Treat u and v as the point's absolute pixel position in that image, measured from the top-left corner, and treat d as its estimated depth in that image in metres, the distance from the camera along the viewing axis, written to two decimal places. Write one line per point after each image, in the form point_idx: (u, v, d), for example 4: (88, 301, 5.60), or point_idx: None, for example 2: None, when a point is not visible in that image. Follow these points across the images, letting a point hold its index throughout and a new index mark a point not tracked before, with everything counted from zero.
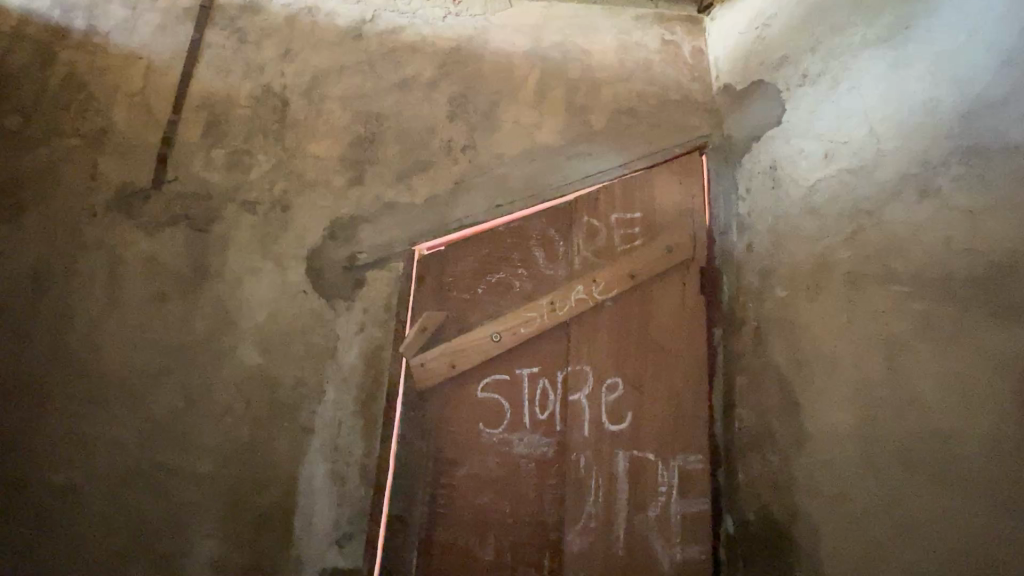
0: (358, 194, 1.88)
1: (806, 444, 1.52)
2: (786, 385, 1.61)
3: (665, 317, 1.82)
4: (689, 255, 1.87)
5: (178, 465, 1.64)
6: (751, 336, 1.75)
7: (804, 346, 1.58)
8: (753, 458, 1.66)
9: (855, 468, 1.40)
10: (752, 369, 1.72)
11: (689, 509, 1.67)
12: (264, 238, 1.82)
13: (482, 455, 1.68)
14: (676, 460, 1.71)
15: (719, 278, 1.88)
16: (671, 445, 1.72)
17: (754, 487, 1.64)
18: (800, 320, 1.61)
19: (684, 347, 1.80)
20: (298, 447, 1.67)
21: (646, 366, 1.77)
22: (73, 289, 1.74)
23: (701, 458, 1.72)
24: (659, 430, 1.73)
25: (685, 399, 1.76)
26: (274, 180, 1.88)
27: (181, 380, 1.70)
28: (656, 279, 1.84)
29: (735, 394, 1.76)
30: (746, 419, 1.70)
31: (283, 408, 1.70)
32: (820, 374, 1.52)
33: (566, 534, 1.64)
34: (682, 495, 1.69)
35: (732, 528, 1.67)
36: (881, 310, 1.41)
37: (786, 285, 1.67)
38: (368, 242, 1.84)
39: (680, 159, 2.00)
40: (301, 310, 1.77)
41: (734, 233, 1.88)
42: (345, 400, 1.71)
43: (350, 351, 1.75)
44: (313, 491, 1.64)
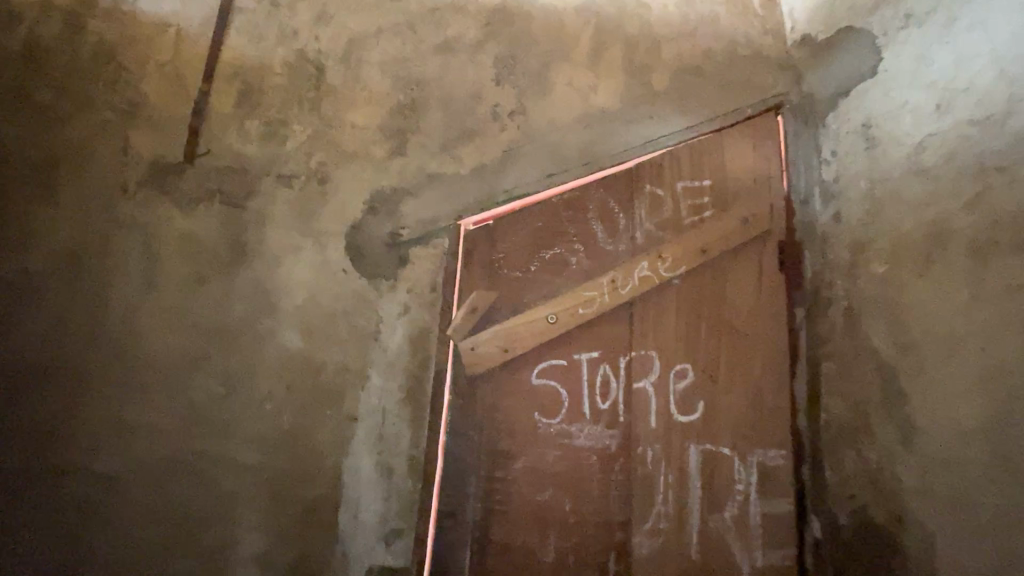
0: (399, 165, 1.75)
1: (916, 440, 1.33)
2: (887, 372, 1.42)
3: (740, 297, 1.63)
4: (766, 228, 1.66)
5: (221, 454, 1.54)
6: (842, 318, 1.55)
7: (912, 329, 1.38)
8: (845, 454, 1.48)
9: (983, 468, 1.20)
10: (842, 355, 1.53)
11: (771, 510, 1.50)
12: (302, 214, 1.71)
13: (540, 447, 1.54)
14: (754, 455, 1.54)
15: (800, 253, 1.67)
16: (747, 439, 1.55)
17: (847, 488, 1.46)
18: (906, 299, 1.40)
19: (761, 329, 1.61)
20: (342, 437, 1.56)
21: (720, 351, 1.60)
22: (109, 268, 1.65)
23: (784, 454, 1.54)
24: (735, 422, 1.55)
25: (763, 388, 1.58)
26: (312, 151, 1.76)
27: (221, 364, 1.60)
28: (731, 253, 1.65)
29: (821, 382, 1.57)
30: (835, 411, 1.52)
31: (326, 394, 1.59)
32: (933, 360, 1.32)
33: (634, 535, 1.49)
34: (762, 494, 1.52)
35: (819, 532, 1.50)
36: (1016, 285, 1.19)
37: (886, 258, 1.47)
38: (412, 216, 1.70)
39: (753, 121, 1.79)
40: (342, 290, 1.65)
41: (818, 202, 1.68)
42: (391, 386, 1.59)
43: (395, 334, 1.63)
44: (360, 484, 1.53)
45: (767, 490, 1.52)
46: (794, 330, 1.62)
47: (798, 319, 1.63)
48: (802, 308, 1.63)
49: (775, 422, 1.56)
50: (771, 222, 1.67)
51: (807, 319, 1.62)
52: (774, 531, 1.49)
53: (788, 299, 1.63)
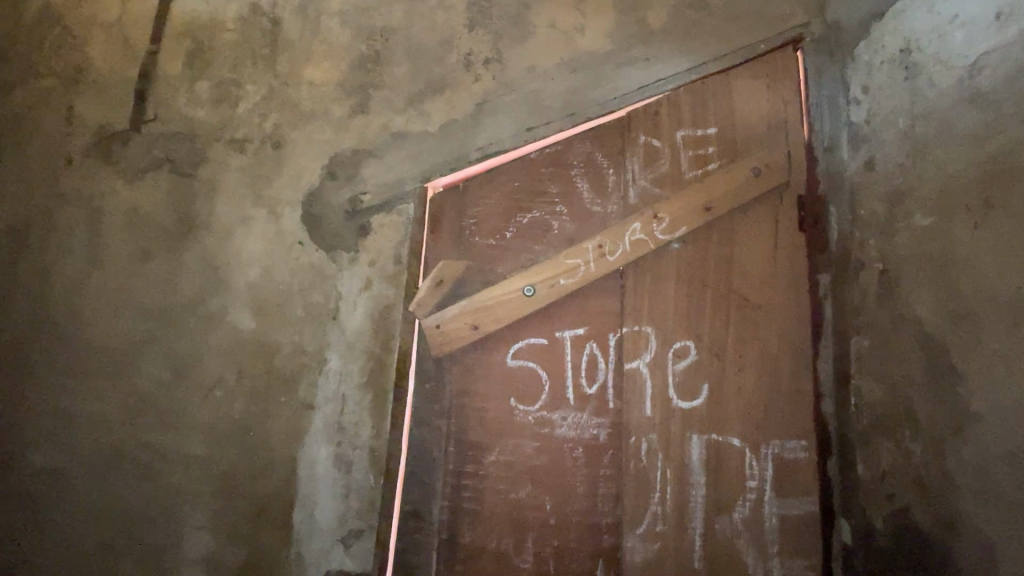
0: (361, 124, 1.56)
1: (971, 428, 1.08)
2: (934, 347, 1.16)
3: (751, 262, 1.39)
4: (783, 181, 1.42)
5: (166, 446, 1.42)
6: (877, 284, 1.30)
7: (966, 292, 1.12)
8: (885, 447, 1.23)
9: None
10: (878, 328, 1.28)
11: (791, 512, 1.27)
12: (255, 182, 1.54)
13: (517, 439, 1.34)
14: (771, 446, 1.31)
15: (824, 211, 1.41)
16: (761, 429, 1.32)
17: (884, 486, 1.22)
18: (957, 256, 1.15)
19: (777, 300, 1.37)
20: (297, 427, 1.40)
21: (728, 326, 1.37)
22: (52, 247, 1.54)
23: (807, 446, 1.30)
24: (745, 408, 1.33)
25: (779, 370, 1.34)
26: (266, 113, 1.59)
27: (168, 347, 1.47)
28: (740, 212, 1.41)
29: (851, 361, 1.33)
30: (870, 394, 1.27)
31: (280, 380, 1.43)
32: (994, 329, 1.07)
33: (625, 539, 1.29)
34: (779, 493, 1.29)
35: (849, 537, 1.27)
36: None
37: (932, 208, 1.21)
38: (374, 179, 1.51)
39: (767, 58, 1.50)
40: (297, 265, 1.49)
41: (845, 148, 1.41)
42: (350, 370, 1.41)
43: (355, 312, 1.44)
44: (315, 479, 1.37)
45: (786, 489, 1.29)
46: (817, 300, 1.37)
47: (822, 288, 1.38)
48: (828, 274, 1.38)
49: (794, 411, 1.32)
50: (788, 175, 1.42)
51: (833, 288, 1.37)
52: (794, 535, 1.27)
53: (809, 265, 1.39)
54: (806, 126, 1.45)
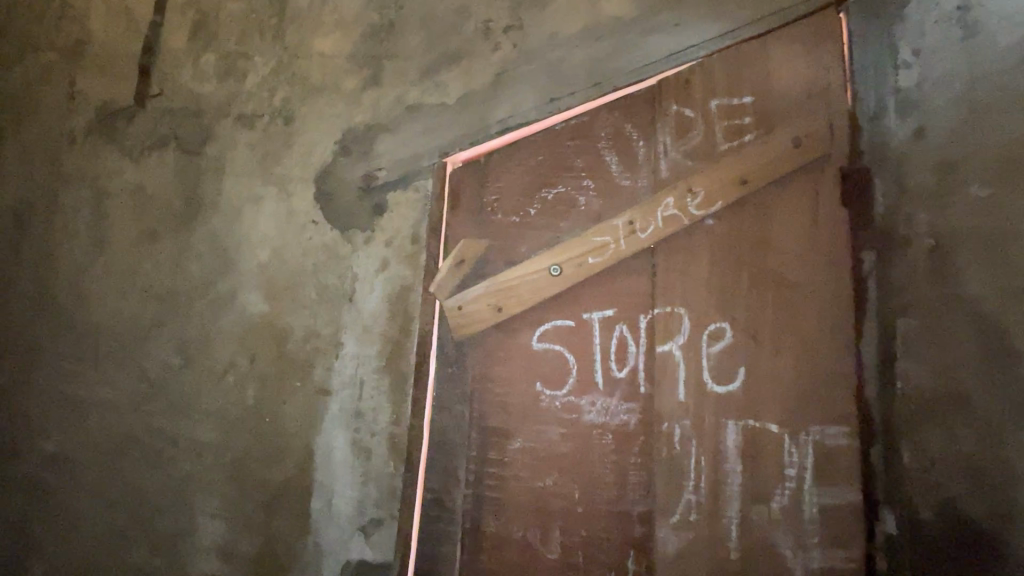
0: (374, 97, 1.48)
1: None
2: (993, 327, 1.10)
3: (791, 238, 1.31)
4: (824, 152, 1.32)
5: (178, 432, 1.37)
6: (925, 260, 1.22)
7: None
8: (937, 431, 1.15)
9: None
10: (927, 306, 1.20)
11: (832, 501, 1.21)
12: (264, 159, 1.48)
13: (543, 425, 1.28)
14: (810, 433, 1.23)
15: (869, 183, 1.31)
16: (799, 414, 1.24)
17: (933, 474, 1.15)
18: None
19: (817, 279, 1.29)
20: (312, 413, 1.35)
21: (766, 306, 1.29)
22: (56, 228, 1.48)
23: (848, 431, 1.23)
24: (784, 392, 1.25)
25: (820, 352, 1.26)
26: (275, 86, 1.51)
27: (178, 331, 1.41)
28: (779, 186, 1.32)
29: (897, 342, 1.24)
30: (917, 377, 1.20)
31: (294, 365, 1.37)
32: None
33: (657, 530, 1.22)
34: (819, 481, 1.22)
35: (894, 528, 1.19)
36: None
37: (992, 179, 1.15)
38: (389, 155, 1.44)
39: (808, 20, 1.38)
40: (310, 245, 1.42)
41: (892, 114, 1.31)
42: (367, 354, 1.35)
43: (371, 294, 1.38)
44: (333, 467, 1.32)
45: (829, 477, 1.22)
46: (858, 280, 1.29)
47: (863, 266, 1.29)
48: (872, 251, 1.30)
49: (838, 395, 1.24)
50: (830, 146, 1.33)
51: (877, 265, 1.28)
52: (834, 525, 1.20)
53: (852, 241, 1.30)
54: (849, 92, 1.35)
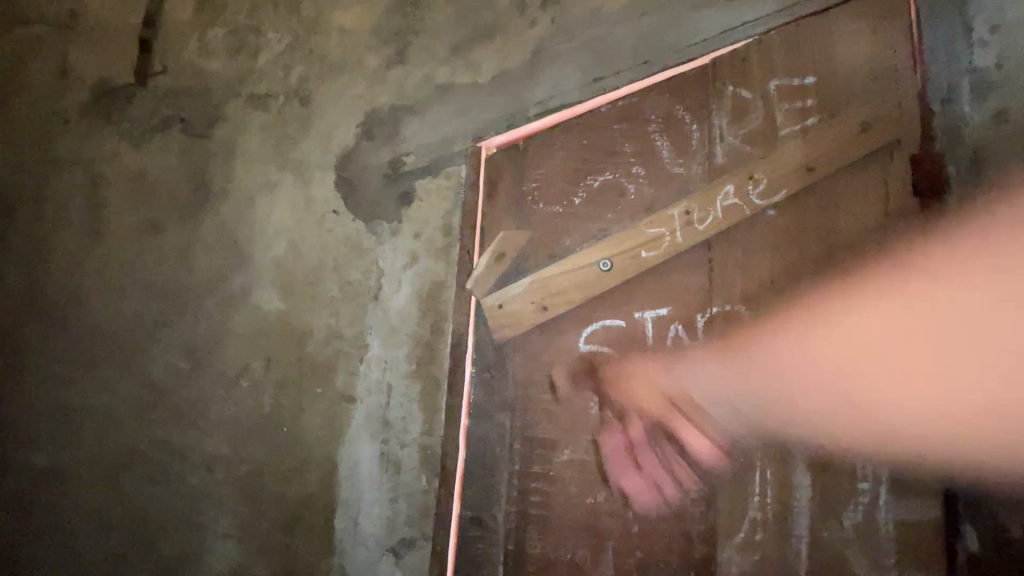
0: (400, 76, 1.36)
1: None
2: None
3: (859, 231, 1.20)
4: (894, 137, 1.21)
5: (185, 444, 1.24)
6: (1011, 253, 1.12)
7: None
8: (1021, 438, 1.07)
9: None
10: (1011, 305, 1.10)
11: (910, 517, 1.10)
12: (279, 143, 1.35)
13: (592, 434, 1.18)
14: (883, 444, 1.12)
15: (941, 170, 1.20)
16: (873, 422, 1.13)
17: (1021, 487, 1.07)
18: None
19: (890, 274, 1.17)
20: (335, 422, 1.22)
21: (834, 305, 1.17)
22: (47, 218, 1.34)
23: (928, 444, 1.11)
24: (856, 399, 1.14)
25: (893, 355, 1.15)
26: (289, 64, 1.38)
27: (185, 332, 1.28)
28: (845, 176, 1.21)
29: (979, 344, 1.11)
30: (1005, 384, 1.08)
31: (315, 369, 1.25)
32: None
33: (719, 549, 1.12)
34: (895, 496, 1.11)
35: (975, 545, 1.10)
36: None
37: None
38: (417, 140, 1.31)
39: None
40: (331, 237, 1.29)
41: (968, 94, 1.22)
42: (395, 357, 1.23)
43: (399, 291, 1.26)
44: (359, 482, 1.19)
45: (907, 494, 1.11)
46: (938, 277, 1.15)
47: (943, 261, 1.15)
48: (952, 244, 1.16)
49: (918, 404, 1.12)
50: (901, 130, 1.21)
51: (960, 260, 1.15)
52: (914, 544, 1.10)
53: (926, 233, 1.17)
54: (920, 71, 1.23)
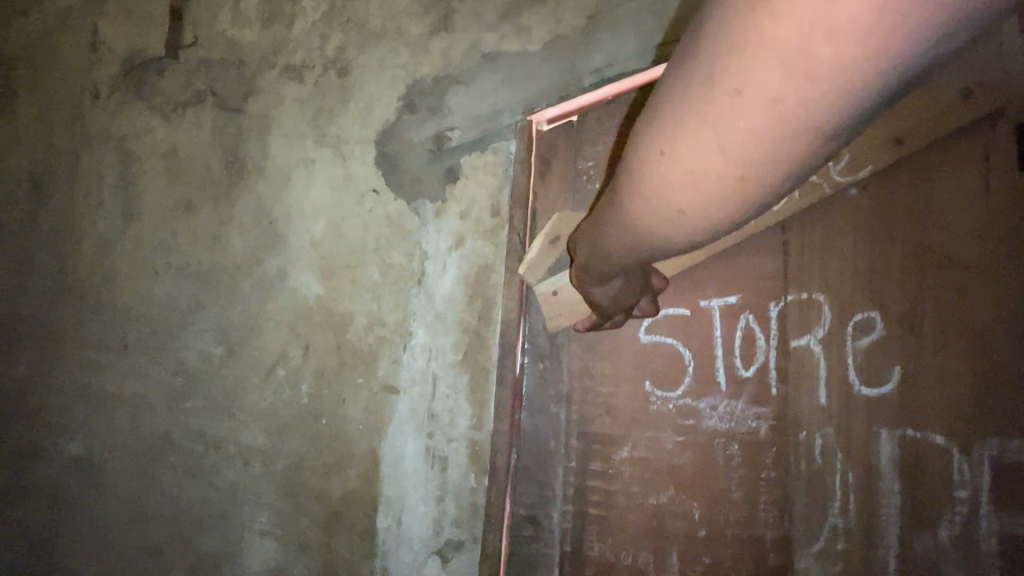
0: (444, 44, 1.26)
1: None
2: None
3: (956, 211, 1.07)
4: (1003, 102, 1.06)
5: (221, 435, 1.18)
6: None
7: None
8: None
9: None
10: None
11: (1016, 531, 0.98)
12: (316, 117, 1.27)
13: (654, 431, 1.09)
14: (982, 447, 1.00)
15: None
16: (970, 422, 1.01)
17: None
18: None
19: (989, 258, 1.04)
20: (377, 414, 1.15)
21: (925, 294, 1.06)
22: (78, 198, 1.29)
23: None
24: (951, 397, 1.02)
25: (995, 348, 1.02)
26: (327, 33, 1.30)
27: (219, 317, 1.22)
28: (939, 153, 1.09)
29: None
30: None
31: (356, 358, 1.17)
32: None
33: (796, 558, 1.03)
34: (998, 507, 0.99)
35: None
36: None
37: None
38: (463, 112, 1.22)
39: None
40: (372, 217, 1.21)
41: None
42: (441, 346, 1.15)
43: (444, 275, 1.17)
44: (403, 477, 1.12)
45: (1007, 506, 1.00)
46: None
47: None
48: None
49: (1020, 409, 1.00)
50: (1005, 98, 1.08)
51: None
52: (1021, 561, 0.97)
53: None
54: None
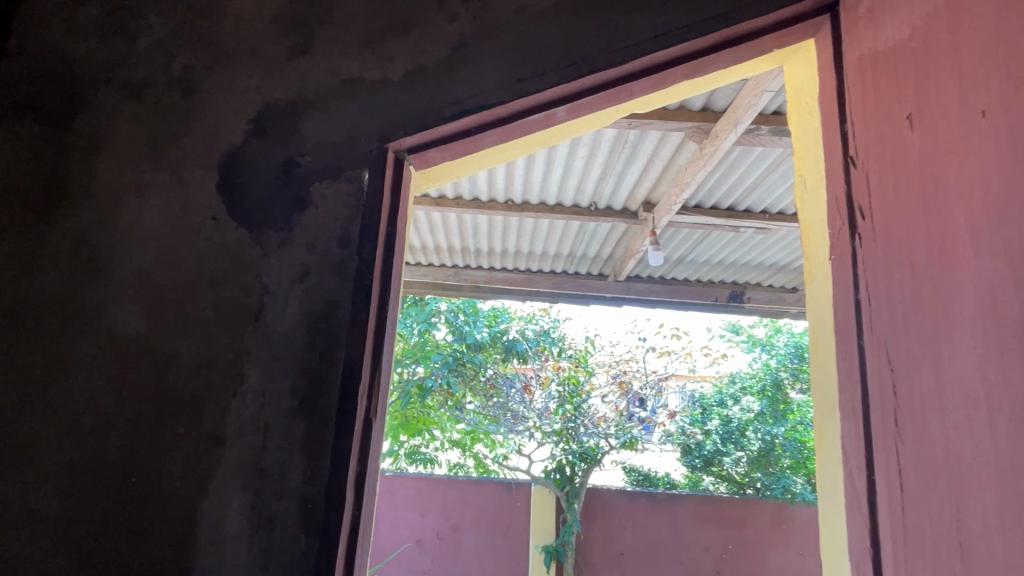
0: (301, 68, 1.21)
1: (823, 361, 1.27)
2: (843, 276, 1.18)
3: (932, 153, 0.96)
4: (898, 95, 1.06)
5: (5, 499, 1.00)
6: (857, 229, 1.14)
7: (821, 252, 1.31)
8: (873, 392, 1.07)
9: (820, 365, 1.29)
10: (869, 281, 1.10)
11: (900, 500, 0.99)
12: (154, 138, 1.16)
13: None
14: (943, 418, 0.91)
15: (865, 141, 1.13)
16: (961, 407, 0.88)
17: (882, 456, 1.04)
18: (817, 218, 1.34)
19: (916, 212, 0.99)
20: (198, 469, 1.01)
21: (961, 238, 0.90)
22: None
23: (900, 429, 1.00)
24: (945, 350, 0.91)
25: (912, 313, 0.99)
26: (173, 50, 1.21)
27: (16, 358, 1.05)
28: (915, 119, 1.00)
29: (864, 319, 1.11)
30: (867, 358, 1.09)
31: (178, 405, 1.04)
32: (818, 275, 1.32)
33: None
34: (921, 475, 0.94)
35: (891, 541, 1.00)
36: (809, 212, 1.39)
37: (815, 176, 1.37)
38: (316, 138, 1.16)
39: (777, 31, 1.28)
40: (209, 248, 1.11)
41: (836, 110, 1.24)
42: (276, 390, 1.04)
43: (284, 311, 1.08)
44: (222, 546, 0.98)
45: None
46: (867, 269, 1.11)
47: (865, 251, 1.12)
48: (860, 229, 1.13)
49: (891, 403, 1.02)
50: (860, 104, 1.16)
51: (846, 264, 1.18)
52: (904, 527, 0.97)
53: (880, 193, 1.08)
54: (850, 71, 1.21)
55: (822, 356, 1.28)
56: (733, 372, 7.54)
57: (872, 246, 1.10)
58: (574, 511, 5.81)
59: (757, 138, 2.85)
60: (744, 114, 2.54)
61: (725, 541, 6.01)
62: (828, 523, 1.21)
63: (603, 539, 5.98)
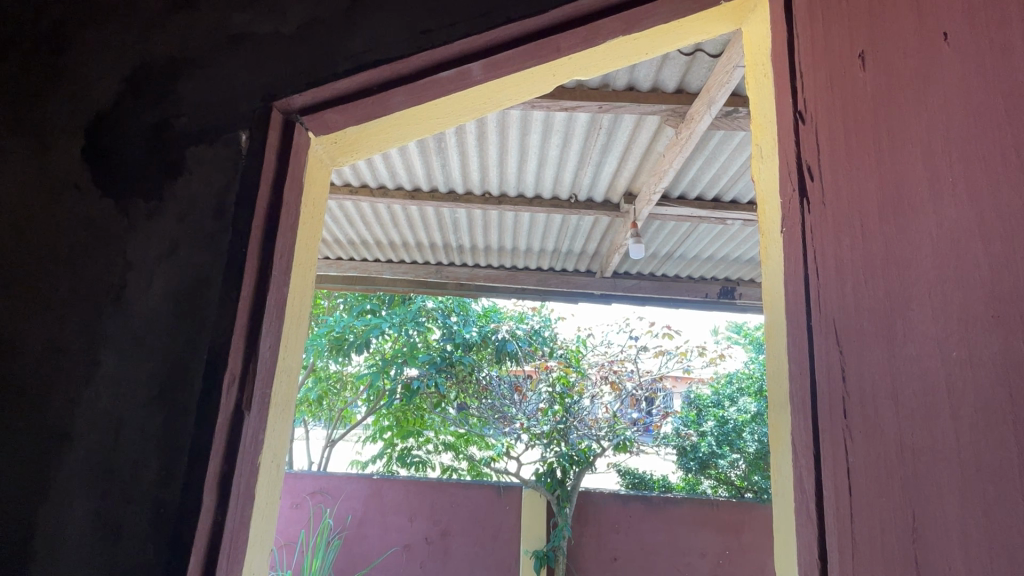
0: (183, 23, 1.09)
1: (775, 348, 1.12)
2: (790, 249, 1.01)
3: (884, 91, 0.78)
4: (850, 30, 0.88)
5: None
6: (806, 193, 0.96)
7: (776, 227, 1.15)
8: (813, 380, 0.90)
9: (772, 352, 1.14)
10: (816, 253, 0.92)
11: (834, 500, 0.83)
12: (17, 100, 1.05)
13: None
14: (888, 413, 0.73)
15: (815, 89, 0.95)
16: (909, 397, 0.69)
17: (820, 449, 0.88)
18: (773, 191, 1.18)
19: (865, 165, 0.80)
20: (39, 467, 0.88)
21: (913, 188, 0.71)
22: None
23: (839, 422, 0.83)
24: (893, 330, 0.72)
25: (858, 289, 0.80)
26: (46, 6, 1.11)
27: None
28: (867, 56, 0.83)
29: (811, 299, 0.93)
30: (810, 339, 0.92)
31: (22, 394, 0.91)
32: (773, 253, 1.17)
33: None
34: (862, 475, 0.77)
35: (830, 552, 0.84)
36: (764, 185, 1.23)
37: (771, 144, 1.21)
38: (194, 98, 1.04)
39: None
40: (67, 218, 0.99)
41: (785, 60, 1.07)
42: (130, 378, 0.91)
43: (146, 289, 0.95)
44: (61, 559, 0.84)
45: (847, 544, 0.79)
46: (816, 240, 0.92)
47: (814, 218, 0.93)
48: (809, 193, 0.95)
49: (827, 389, 0.86)
50: (810, 48, 0.98)
51: (795, 236, 1.00)
52: (841, 536, 0.81)
53: (829, 147, 0.90)
54: (800, 15, 1.04)
55: (774, 341, 1.13)
56: (730, 372, 7.36)
57: (822, 212, 0.91)
58: (564, 515, 5.62)
59: (736, 121, 2.71)
60: (717, 93, 2.41)
61: (722, 545, 5.81)
62: (779, 530, 1.06)
63: (594, 544, 5.80)
